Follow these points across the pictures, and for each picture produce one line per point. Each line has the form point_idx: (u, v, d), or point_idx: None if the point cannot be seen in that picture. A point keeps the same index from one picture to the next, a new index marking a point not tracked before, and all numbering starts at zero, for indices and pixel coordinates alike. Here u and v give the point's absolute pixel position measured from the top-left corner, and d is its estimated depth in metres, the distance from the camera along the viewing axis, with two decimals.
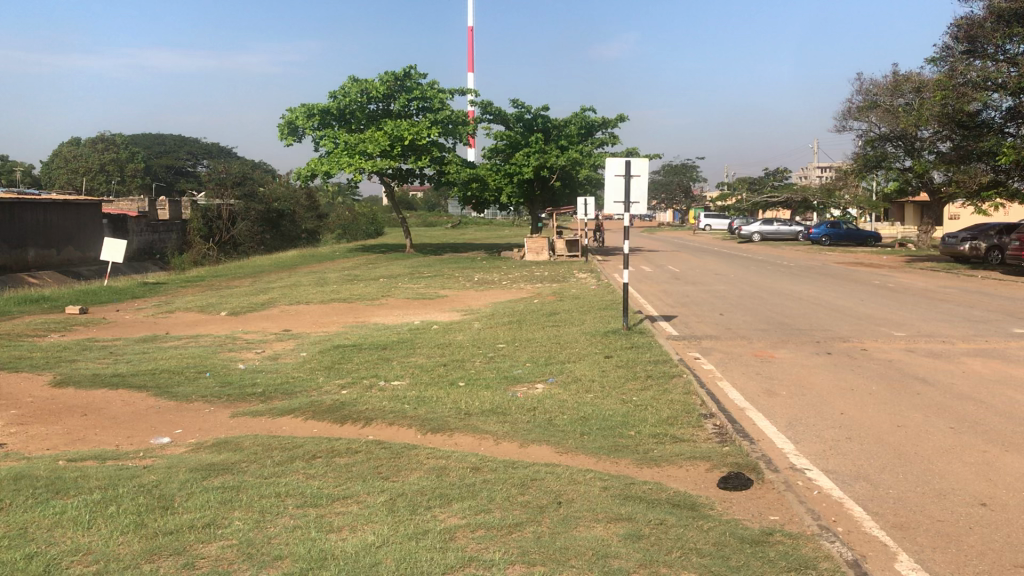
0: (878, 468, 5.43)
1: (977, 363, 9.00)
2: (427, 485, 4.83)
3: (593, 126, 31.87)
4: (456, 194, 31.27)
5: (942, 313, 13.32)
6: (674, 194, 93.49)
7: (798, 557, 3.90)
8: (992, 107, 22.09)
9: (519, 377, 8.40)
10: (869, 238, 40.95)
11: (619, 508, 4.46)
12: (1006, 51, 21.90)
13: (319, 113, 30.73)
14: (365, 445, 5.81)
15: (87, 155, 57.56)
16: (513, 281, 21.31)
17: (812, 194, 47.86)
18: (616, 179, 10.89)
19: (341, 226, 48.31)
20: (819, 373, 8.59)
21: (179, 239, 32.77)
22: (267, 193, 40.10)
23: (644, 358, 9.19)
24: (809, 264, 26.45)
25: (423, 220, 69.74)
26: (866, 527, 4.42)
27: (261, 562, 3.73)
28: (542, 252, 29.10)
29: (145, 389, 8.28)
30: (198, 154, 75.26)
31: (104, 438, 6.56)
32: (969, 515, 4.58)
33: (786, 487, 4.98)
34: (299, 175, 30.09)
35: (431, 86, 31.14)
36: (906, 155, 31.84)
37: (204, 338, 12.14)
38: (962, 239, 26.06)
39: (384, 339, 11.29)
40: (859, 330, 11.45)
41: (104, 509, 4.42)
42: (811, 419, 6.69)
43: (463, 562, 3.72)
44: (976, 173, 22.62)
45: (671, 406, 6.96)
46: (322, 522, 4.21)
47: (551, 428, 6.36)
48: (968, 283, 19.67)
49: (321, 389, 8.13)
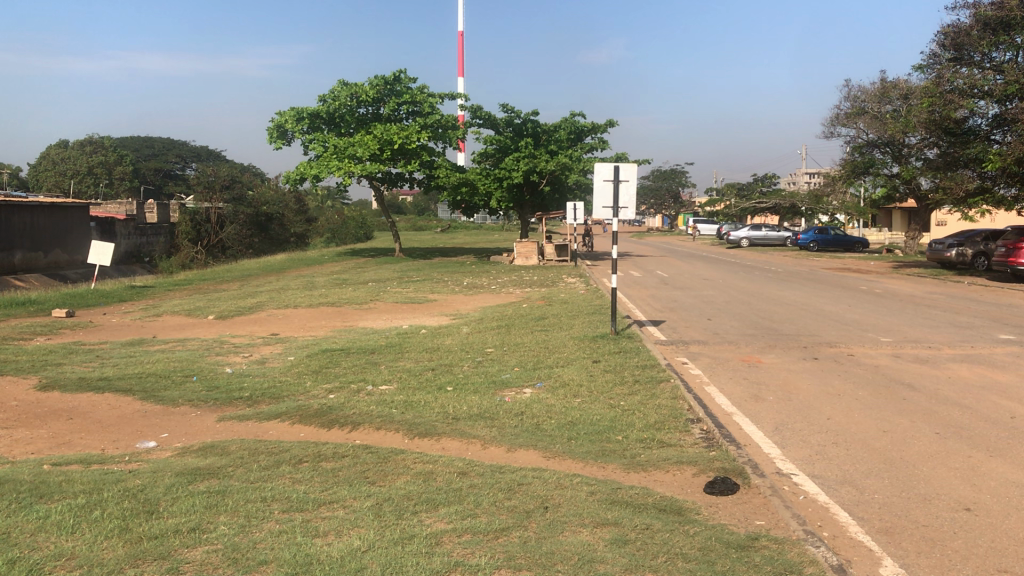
0: (865, 473, 5.46)
1: (964, 369, 9.05)
2: (414, 489, 4.84)
3: (582, 131, 32.01)
4: (445, 199, 31.16)
5: (930, 319, 13.37)
6: (663, 198, 94.11)
7: (782, 561, 3.92)
8: (979, 114, 22.22)
9: (507, 380, 8.46)
10: (857, 244, 41.19)
11: (607, 513, 4.47)
12: (992, 58, 22.12)
13: (308, 117, 30.84)
14: (351, 449, 5.81)
15: (75, 158, 57.41)
16: (502, 285, 21.33)
17: (800, 199, 46.98)
18: (604, 184, 10.85)
19: (330, 230, 48.92)
20: (806, 378, 8.60)
21: (168, 242, 32.72)
22: (255, 198, 40.01)
23: (632, 362, 9.26)
24: (800, 270, 26.47)
25: (411, 224, 69.69)
26: (852, 531, 4.44)
27: (246, 566, 3.72)
28: (530, 257, 29.06)
29: (131, 394, 8.23)
30: (186, 158, 74.90)
31: (89, 442, 6.53)
32: (953, 519, 4.62)
33: (771, 491, 5.00)
34: (288, 179, 29.95)
35: (421, 91, 31.33)
36: (892, 161, 31.89)
37: (191, 343, 12.05)
38: (948, 245, 26.11)
39: (373, 343, 11.24)
40: (847, 336, 11.47)
41: (88, 513, 4.39)
42: (797, 423, 6.76)
43: (449, 567, 3.72)
44: (963, 181, 22.71)
45: (659, 411, 6.98)
46: (308, 527, 4.20)
47: (539, 432, 6.38)
48: (956, 289, 19.86)
49: (309, 394, 8.12)
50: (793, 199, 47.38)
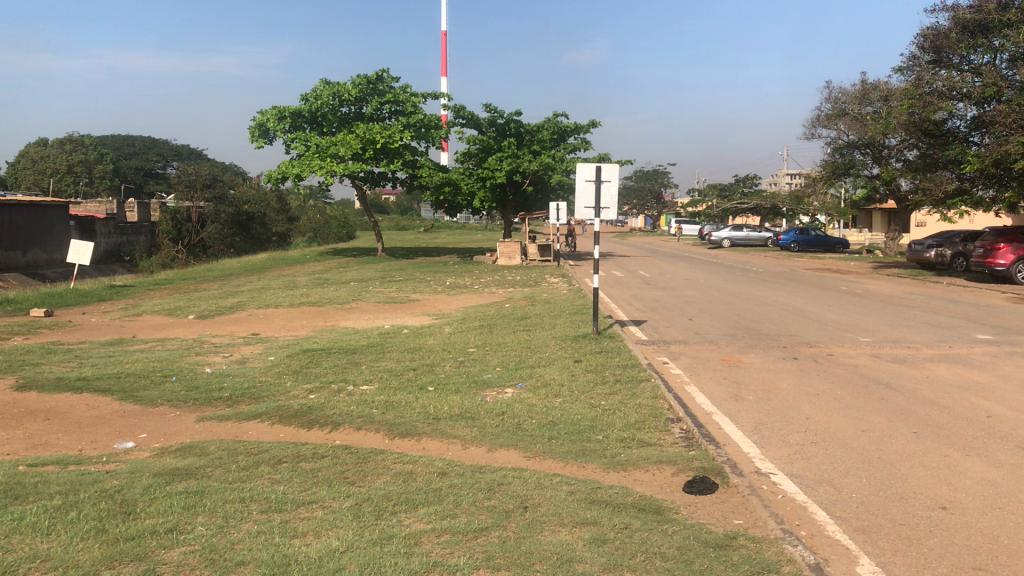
0: (843, 472, 5.49)
1: (940, 368, 9.15)
2: (393, 490, 4.82)
3: (565, 131, 32.04)
4: (428, 198, 31.10)
5: (909, 319, 13.47)
6: (645, 199, 94.58)
7: (760, 561, 3.93)
8: (958, 116, 22.41)
9: (489, 380, 8.46)
10: (837, 245, 41.43)
11: (586, 512, 4.48)
12: (969, 61, 22.27)
13: (291, 116, 30.68)
14: (331, 450, 5.79)
15: (54, 156, 56.90)
16: (485, 285, 21.30)
17: (780, 199, 47.03)
18: (586, 184, 10.87)
19: (311, 229, 48.73)
20: (786, 378, 8.66)
21: (148, 241, 32.50)
22: (236, 197, 39.79)
23: (613, 361, 9.26)
24: (781, 271, 26.52)
25: (394, 224, 69.56)
26: (830, 530, 4.47)
27: (224, 567, 3.70)
28: (514, 257, 29.03)
29: (110, 393, 8.17)
30: (167, 156, 74.44)
31: (66, 442, 6.48)
32: (930, 518, 4.65)
33: (750, 490, 5.02)
34: (270, 177, 29.80)
35: (404, 90, 31.29)
36: (873, 162, 32.06)
37: (170, 342, 11.97)
38: (927, 245, 26.31)
39: (353, 343, 11.20)
40: (826, 336, 11.55)
41: (64, 514, 4.36)
42: (775, 423, 6.78)
43: (428, 567, 3.72)
44: (942, 182, 22.83)
45: (639, 411, 6.99)
46: (287, 527, 4.18)
47: (519, 433, 6.37)
48: (934, 289, 20.02)
49: (288, 393, 8.09)
50: (774, 200, 47.49)
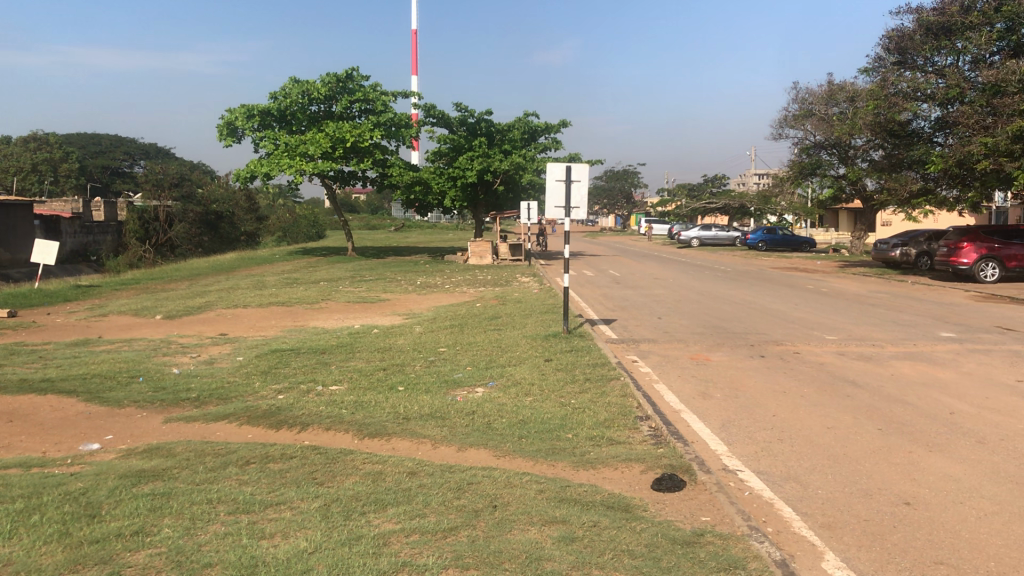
0: (809, 469, 5.55)
1: (905, 366, 9.28)
2: (362, 490, 4.81)
3: (536, 131, 32.08)
4: (399, 198, 31.00)
5: (874, 317, 13.65)
6: (616, 198, 94.98)
7: (727, 557, 3.97)
8: (922, 116, 22.73)
9: (459, 379, 8.46)
10: (804, 244, 41.86)
11: (555, 510, 4.49)
12: (932, 62, 22.60)
13: (259, 114, 30.42)
14: (300, 450, 5.76)
15: (18, 154, 56.00)
16: (456, 285, 21.28)
17: (749, 199, 47.40)
18: (557, 184, 10.89)
19: (281, 229, 48.39)
20: (753, 375, 8.74)
21: (114, 240, 32.09)
22: (205, 196, 39.41)
23: (583, 360, 9.30)
24: (750, 270, 26.74)
25: (365, 223, 69.24)
26: (795, 527, 4.52)
27: (190, 570, 3.67)
28: (485, 256, 29.03)
29: (75, 395, 8.08)
30: (134, 155, 73.55)
31: (29, 444, 6.39)
32: (894, 513, 4.72)
33: (717, 487, 5.07)
34: (238, 176, 29.54)
35: (374, 89, 31.15)
36: (839, 162, 32.43)
37: (137, 343, 11.84)
38: (893, 244, 26.63)
39: (323, 343, 11.15)
40: (793, 334, 11.67)
41: (27, 518, 4.30)
42: (743, 420, 6.84)
43: (397, 567, 3.71)
44: (907, 181, 23.13)
45: (608, 409, 7.02)
46: (254, 529, 4.15)
47: (489, 432, 6.37)
48: (899, 288, 20.28)
49: (257, 394, 8.04)
50: (743, 199, 47.87)
